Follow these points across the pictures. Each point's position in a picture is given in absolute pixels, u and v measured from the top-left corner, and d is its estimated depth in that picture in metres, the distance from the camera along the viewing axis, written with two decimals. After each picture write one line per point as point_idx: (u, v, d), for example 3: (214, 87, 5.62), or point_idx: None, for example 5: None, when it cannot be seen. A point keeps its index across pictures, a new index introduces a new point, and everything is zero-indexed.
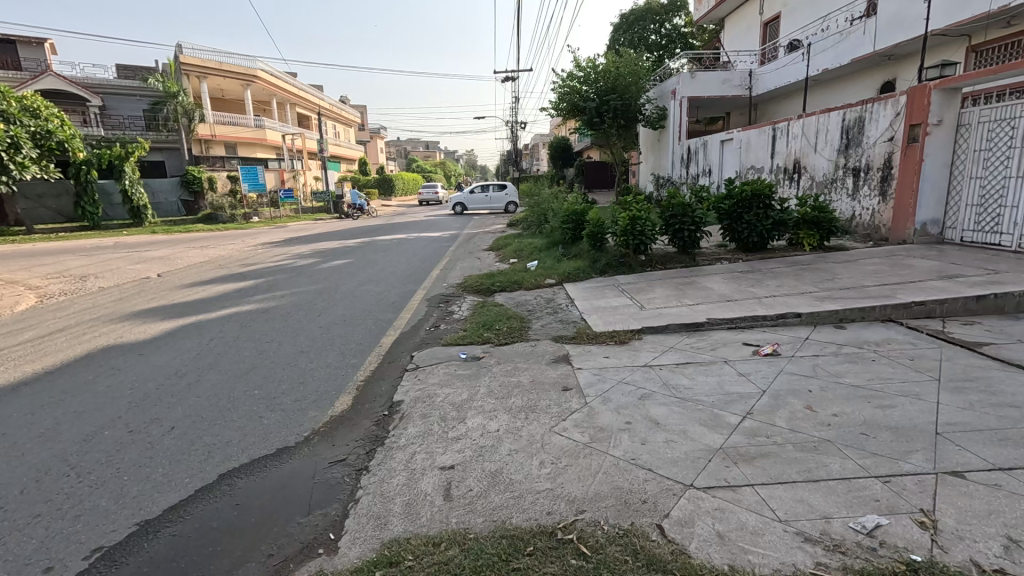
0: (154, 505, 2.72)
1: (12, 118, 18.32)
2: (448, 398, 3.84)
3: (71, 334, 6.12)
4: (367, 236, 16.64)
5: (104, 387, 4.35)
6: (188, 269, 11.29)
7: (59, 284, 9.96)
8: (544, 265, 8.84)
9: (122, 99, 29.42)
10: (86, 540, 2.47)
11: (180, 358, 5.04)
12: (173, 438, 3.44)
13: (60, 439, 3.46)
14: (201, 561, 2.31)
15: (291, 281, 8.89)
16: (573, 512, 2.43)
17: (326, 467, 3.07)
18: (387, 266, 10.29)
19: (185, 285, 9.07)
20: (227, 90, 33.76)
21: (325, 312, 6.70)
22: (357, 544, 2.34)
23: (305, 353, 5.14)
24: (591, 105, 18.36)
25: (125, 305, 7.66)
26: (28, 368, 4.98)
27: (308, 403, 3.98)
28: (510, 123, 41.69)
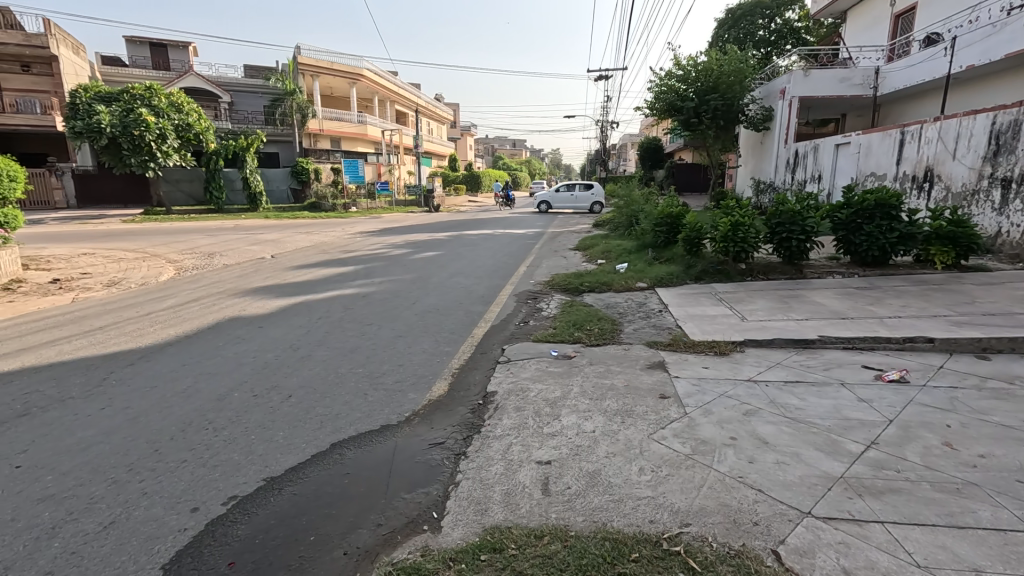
0: (277, 465, 2.99)
1: (161, 112, 21.08)
2: (541, 395, 3.86)
3: (203, 304, 6.90)
4: (455, 230, 17.18)
5: (231, 354, 4.85)
6: (297, 252, 12.33)
7: (192, 259, 11.28)
8: (634, 268, 8.61)
9: (247, 96, 32.66)
10: (224, 488, 2.76)
11: (294, 333, 5.50)
12: (290, 405, 3.76)
13: (198, 396, 3.90)
14: (319, 521, 2.50)
15: (387, 270, 9.37)
16: (678, 524, 2.35)
17: (426, 448, 3.20)
18: (475, 260, 10.57)
19: (295, 267, 9.90)
20: (336, 88, 36.36)
21: (420, 300, 7.02)
22: (459, 526, 2.42)
23: (402, 337, 5.39)
24: (689, 105, 17.62)
25: (246, 282, 8.51)
26: (170, 330, 5.69)
27: (408, 384, 4.18)
28: (601, 123, 41.03)
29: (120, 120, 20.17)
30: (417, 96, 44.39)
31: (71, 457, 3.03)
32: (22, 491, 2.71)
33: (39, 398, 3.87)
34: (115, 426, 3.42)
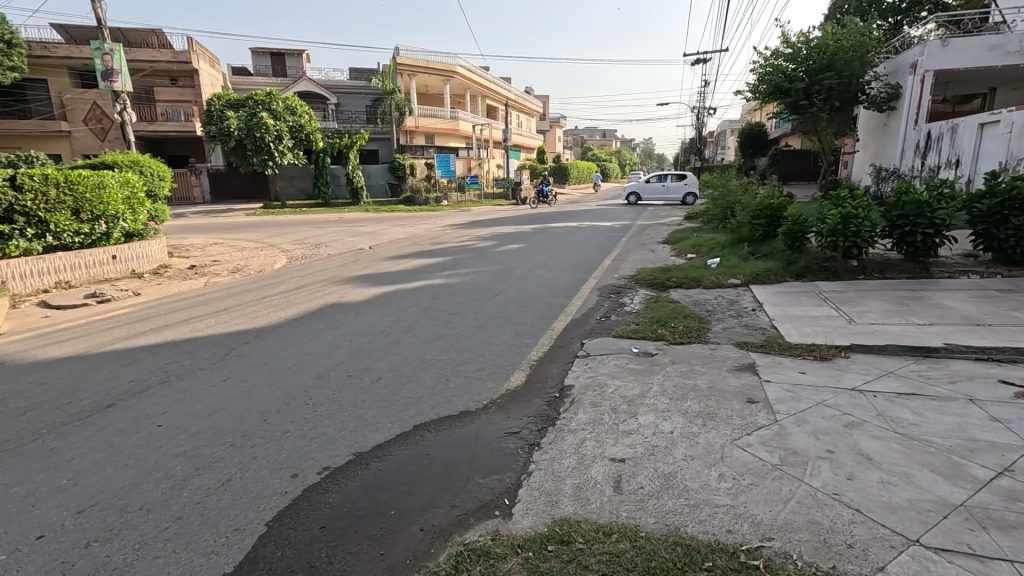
0: (365, 441, 3.23)
1: (278, 115, 23.35)
2: (619, 391, 3.79)
3: (309, 291, 7.59)
4: (541, 222, 17.25)
5: (330, 336, 5.30)
6: (392, 244, 13.10)
7: (302, 249, 12.41)
8: (727, 264, 8.10)
9: (352, 98, 35.05)
10: (319, 459, 3.04)
11: (386, 319, 5.88)
12: (379, 387, 4.04)
13: (301, 374, 4.31)
14: (399, 497, 2.67)
15: (473, 261, 9.66)
16: (759, 536, 2.22)
17: (501, 436, 3.29)
18: (559, 253, 10.56)
19: (389, 258, 10.53)
20: (431, 86, 37.90)
21: (502, 292, 7.17)
22: (529, 515, 2.46)
23: (484, 328, 5.55)
24: (798, 86, 16.11)
25: (346, 271, 9.21)
26: (282, 314, 6.34)
27: (487, 373, 4.31)
28: (697, 109, 38.90)
29: (246, 124, 22.61)
30: (507, 89, 44.96)
31: (199, 421, 3.50)
32: (161, 446, 3.18)
33: (176, 368, 4.50)
34: (234, 396, 3.89)
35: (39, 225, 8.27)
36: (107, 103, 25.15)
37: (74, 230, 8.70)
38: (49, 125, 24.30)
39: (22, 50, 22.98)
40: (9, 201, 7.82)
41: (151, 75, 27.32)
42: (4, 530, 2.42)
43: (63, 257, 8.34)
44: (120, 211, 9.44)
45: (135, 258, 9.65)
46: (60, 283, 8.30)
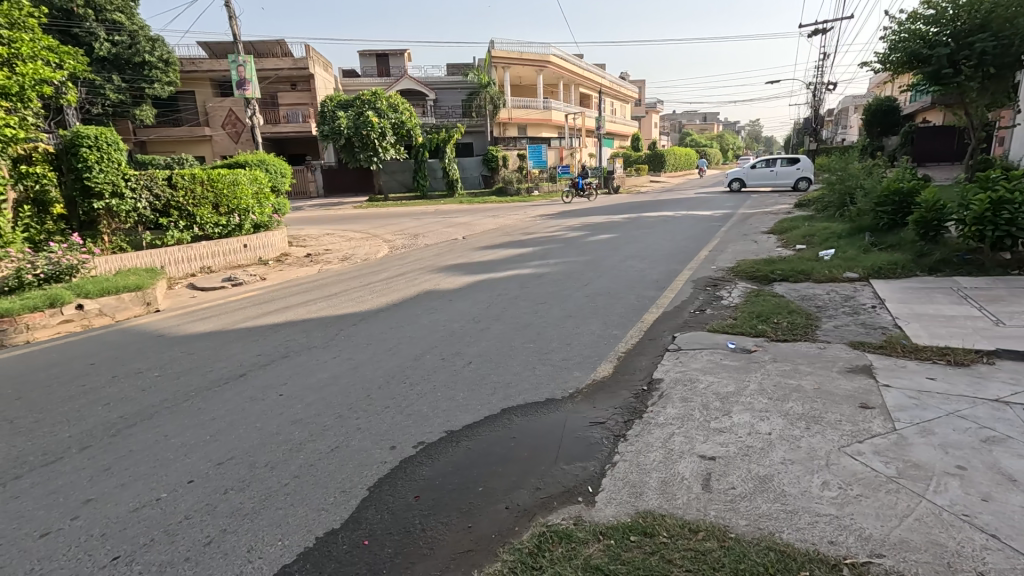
0: (456, 421, 3.41)
1: (382, 113, 24.84)
2: (712, 387, 3.63)
3: (407, 278, 8.08)
4: (634, 212, 16.78)
5: (425, 322, 5.62)
6: (484, 234, 13.48)
7: (402, 239, 13.19)
8: (842, 256, 7.34)
9: (449, 93, 36.31)
10: (415, 434, 3.27)
11: (477, 307, 6.11)
12: (469, 370, 4.23)
13: (400, 355, 4.64)
14: (485, 476, 2.80)
15: (563, 251, 9.67)
16: (867, 551, 2.04)
17: (586, 425, 3.31)
18: (652, 244, 10.23)
19: (481, 248, 10.88)
20: (524, 77, 38.15)
21: (591, 282, 7.12)
22: (612, 504, 2.47)
23: (572, 318, 5.56)
24: (941, 53, 12.89)
25: (441, 260, 9.66)
26: (382, 299, 6.83)
27: (574, 363, 4.33)
28: (814, 86, 35.32)
29: (354, 123, 24.35)
30: (602, 76, 44.02)
31: (313, 392, 3.91)
32: (282, 412, 3.60)
33: (295, 345, 5.04)
34: (342, 372, 4.29)
35: (188, 219, 9.77)
36: (239, 108, 28.38)
37: (215, 222, 10.09)
38: (196, 131, 27.99)
39: (176, 67, 26.35)
40: (166, 197, 9.45)
41: (275, 82, 30.26)
42: (164, 472, 2.91)
43: (206, 245, 9.60)
44: (251, 205, 10.71)
45: (262, 247, 10.75)
46: (204, 269, 9.55)
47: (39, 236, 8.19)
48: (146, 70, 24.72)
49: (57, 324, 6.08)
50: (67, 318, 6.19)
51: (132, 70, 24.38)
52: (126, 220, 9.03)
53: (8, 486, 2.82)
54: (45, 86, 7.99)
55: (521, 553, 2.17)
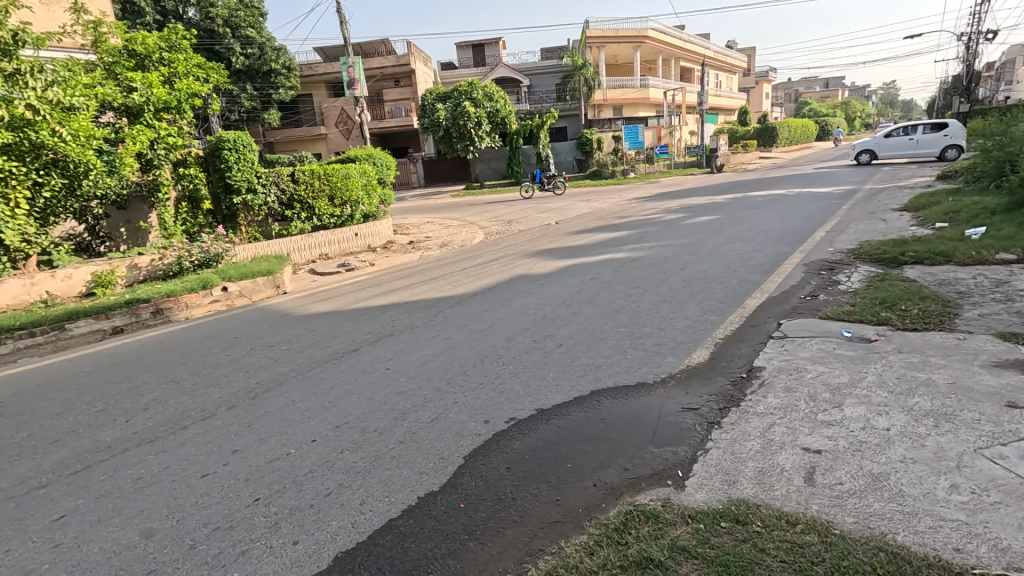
0: (546, 400, 3.51)
1: (478, 102, 25.44)
2: (821, 378, 3.36)
3: (501, 263, 8.31)
4: (739, 191, 15.66)
5: (518, 305, 5.78)
6: (577, 218, 13.39)
7: (496, 226, 13.55)
8: (996, 234, 6.31)
9: (543, 78, 36.23)
10: (507, 410, 3.42)
11: (568, 291, 6.15)
12: (560, 352, 4.30)
13: (494, 335, 4.84)
14: (573, 454, 2.86)
15: (659, 235, 9.33)
16: (1002, 564, 1.81)
17: (678, 410, 3.24)
18: (758, 225, 9.51)
19: (574, 232, 10.83)
20: (621, 55, 36.93)
21: (689, 266, 6.83)
22: (703, 490, 2.42)
23: (667, 302, 5.40)
24: None
25: (534, 245, 9.80)
26: (477, 283, 7.11)
27: (667, 348, 4.23)
28: (967, 37, 30.24)
29: (452, 114, 25.22)
30: (706, 47, 41.27)
31: (415, 368, 4.23)
32: (389, 384, 3.95)
33: (400, 325, 5.47)
34: (440, 350, 4.59)
35: (309, 211, 10.86)
36: (350, 107, 30.70)
37: (330, 213, 11.09)
38: (314, 130, 30.76)
39: (297, 72, 28.95)
40: (290, 191, 10.58)
41: (381, 80, 32.17)
42: (293, 431, 3.34)
43: (324, 234, 10.58)
44: (361, 196, 11.61)
45: (371, 235, 11.59)
46: (322, 256, 10.52)
47: (193, 228, 9.67)
48: (273, 78, 27.48)
49: (209, 303, 7.12)
50: (216, 298, 7.22)
51: (260, 78, 27.23)
52: (259, 212, 10.26)
53: (176, 434, 3.41)
54: (196, 97, 9.23)
55: (607, 529, 2.22)
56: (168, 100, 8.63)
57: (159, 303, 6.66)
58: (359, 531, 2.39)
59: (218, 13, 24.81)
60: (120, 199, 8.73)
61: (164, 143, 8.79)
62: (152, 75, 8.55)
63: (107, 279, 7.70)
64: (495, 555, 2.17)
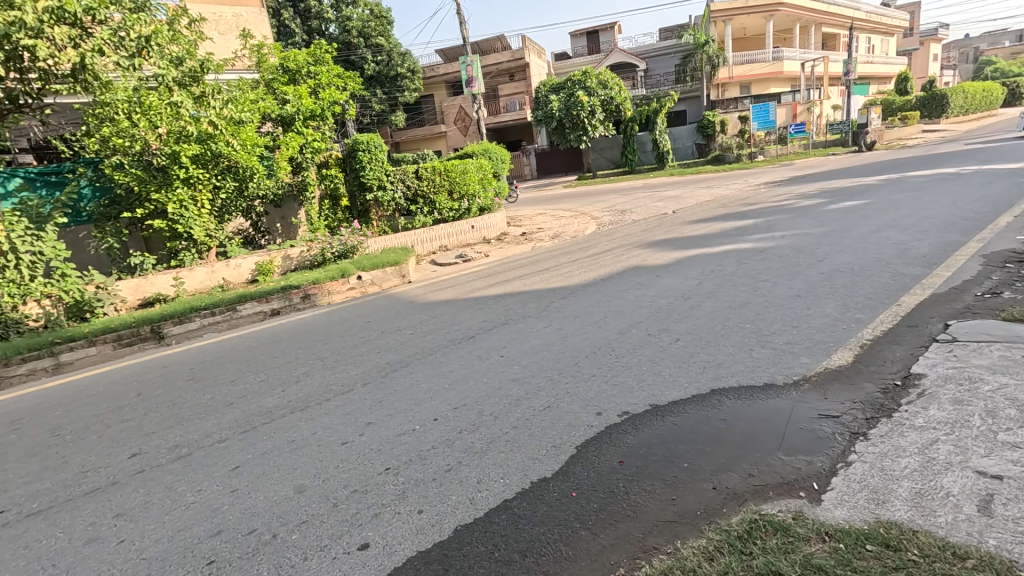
0: (662, 395, 3.39)
1: (592, 91, 25.02)
2: (1003, 391, 2.82)
3: (613, 254, 8.12)
4: (895, 171, 13.60)
5: (632, 296, 5.63)
6: (697, 206, 12.63)
7: (609, 216, 13.27)
8: None
9: (661, 59, 34.52)
10: (620, 403, 3.36)
11: (687, 283, 5.84)
12: (677, 347, 4.12)
13: (606, 327, 4.77)
14: (690, 453, 2.74)
15: (792, 222, 8.45)
16: None
17: (815, 417, 2.93)
18: (919, 209, 8.19)
19: (694, 221, 10.23)
20: (749, 27, 33.90)
21: (829, 257, 6.11)
22: (845, 507, 2.18)
23: (801, 297, 4.90)
24: None
25: (649, 235, 9.44)
26: (589, 274, 7.05)
27: (802, 347, 3.83)
28: None
29: (565, 104, 25.11)
30: (854, 8, 36.27)
31: (528, 357, 4.33)
32: (503, 371, 4.10)
33: (513, 314, 5.62)
34: (553, 340, 4.64)
35: (430, 205, 11.61)
36: (468, 104, 32.01)
37: (450, 207, 11.74)
38: (435, 129, 32.62)
39: (419, 74, 30.82)
40: (414, 188, 11.41)
41: (496, 75, 32.94)
42: (418, 410, 3.61)
43: (444, 226, 11.22)
44: (477, 190, 12.12)
45: (486, 227, 12.03)
46: (442, 247, 11.16)
47: (333, 223, 10.82)
48: (398, 82, 29.58)
49: (346, 290, 7.95)
50: (351, 286, 8.02)
51: (388, 83, 29.53)
52: (388, 207, 11.16)
53: (321, 404, 3.88)
54: (336, 104, 10.31)
55: (729, 535, 2.10)
56: (314, 109, 9.77)
57: (307, 289, 7.59)
58: (476, 507, 2.52)
59: (353, 25, 27.20)
60: (276, 198, 10.02)
61: (311, 147, 9.95)
62: (301, 87, 9.71)
63: (267, 268, 8.87)
64: (607, 548, 2.16)
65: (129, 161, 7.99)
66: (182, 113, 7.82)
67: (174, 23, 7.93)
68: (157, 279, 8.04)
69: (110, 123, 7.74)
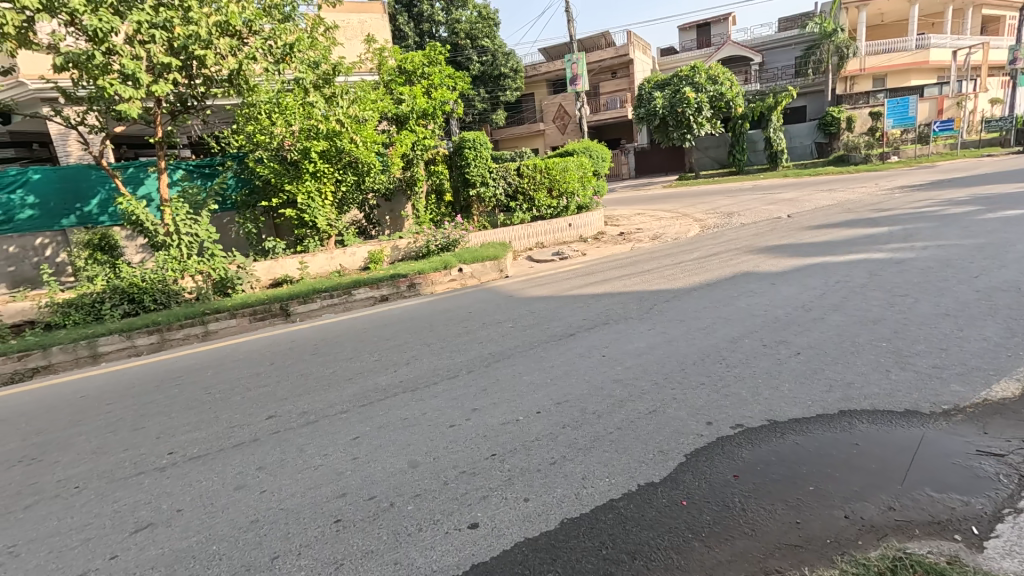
0: (781, 411, 3.16)
1: (700, 87, 23.79)
2: None
3: (722, 258, 7.70)
4: None
5: (744, 304, 5.30)
6: (817, 210, 11.58)
7: (715, 218, 12.59)
8: None
9: (780, 51, 32.01)
10: (733, 415, 3.18)
11: (808, 293, 5.39)
12: (798, 361, 3.82)
13: (716, 334, 4.54)
14: (816, 476, 2.53)
15: (937, 232, 7.45)
16: None
17: (972, 453, 2.57)
18: None
19: (814, 226, 9.38)
20: (889, 12, 30.35)
21: (987, 273, 5.31)
22: (1013, 561, 1.91)
23: (951, 316, 4.31)
24: None
25: (761, 240, 8.83)
26: (695, 278, 6.75)
27: (954, 374, 3.37)
28: None
29: (669, 101, 24.16)
30: None
31: (632, 358, 4.25)
32: (606, 370, 4.06)
33: (614, 314, 5.53)
34: (658, 344, 4.50)
35: (530, 202, 11.75)
36: (568, 103, 31.97)
37: (549, 204, 11.79)
38: (534, 127, 33.03)
39: (521, 74, 31.44)
40: (515, 184, 11.64)
41: (598, 73, 32.50)
42: (521, 401, 3.69)
43: (542, 224, 11.29)
44: (576, 188, 12.06)
45: (583, 225, 11.93)
46: (538, 244, 11.25)
47: (437, 217, 11.32)
48: (501, 81, 30.38)
49: (448, 281, 8.31)
50: (453, 277, 8.38)
51: (492, 83, 30.39)
52: (488, 203, 11.48)
53: (430, 387, 4.10)
54: (445, 103, 10.83)
55: (868, 572, 1.93)
56: (426, 108, 10.30)
57: (413, 278, 8.05)
58: (583, 503, 2.53)
59: (462, 28, 28.08)
60: (387, 192, 10.69)
61: (422, 144, 10.50)
62: (416, 87, 10.30)
63: (377, 256, 9.54)
64: (724, 563, 2.07)
65: (268, 156, 8.98)
66: (314, 112, 8.67)
67: (312, 31, 8.70)
68: (286, 262, 8.95)
69: (254, 122, 8.73)
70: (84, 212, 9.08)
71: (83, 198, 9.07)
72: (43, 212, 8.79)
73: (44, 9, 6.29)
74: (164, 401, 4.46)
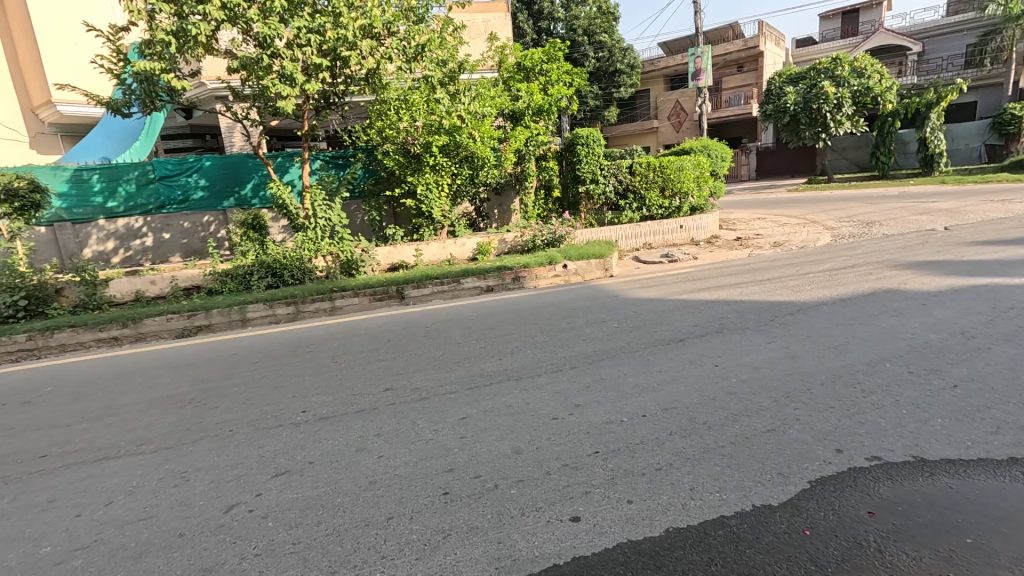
0: (931, 448, 2.78)
1: (842, 80, 21.40)
2: None
3: (859, 272, 6.90)
4: None
5: (885, 324, 4.72)
6: (984, 224, 9.93)
7: (850, 227, 11.31)
8: None
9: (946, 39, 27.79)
10: (869, 445, 2.86)
11: (970, 318, 4.65)
12: (954, 394, 3.32)
13: (849, 355, 4.09)
14: (976, 527, 2.19)
15: None
16: None
17: None
18: None
19: (979, 242, 8.07)
20: None
21: None
22: None
23: None
24: None
25: (908, 254, 7.78)
26: (825, 291, 6.13)
27: None
28: None
29: (803, 97, 21.99)
30: None
31: (749, 371, 3.97)
32: (718, 381, 3.84)
33: (729, 323, 5.21)
34: (779, 358, 4.17)
35: (640, 201, 11.44)
36: (686, 99, 30.51)
37: (660, 204, 11.37)
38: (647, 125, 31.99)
39: (638, 70, 30.60)
40: (626, 182, 11.42)
41: (722, 67, 30.60)
42: (625, 403, 3.61)
43: (651, 224, 10.89)
44: (691, 188, 11.48)
45: (696, 228, 11.33)
46: (646, 244, 10.88)
47: (545, 213, 11.39)
48: (616, 78, 29.81)
49: (552, 277, 8.38)
50: (557, 273, 8.42)
51: (607, 79, 29.92)
52: (596, 201, 11.35)
53: (533, 379, 4.17)
54: (561, 99, 10.84)
55: None
56: (542, 103, 10.40)
57: (518, 271, 8.22)
58: (691, 514, 2.43)
59: (580, 24, 28.13)
60: (498, 186, 10.98)
61: (535, 140, 10.65)
62: (533, 84, 10.43)
63: (485, 248, 9.87)
64: None
65: (394, 149, 9.64)
66: (438, 108, 9.13)
67: (442, 31, 9.15)
68: (403, 249, 9.58)
69: (384, 117, 9.40)
70: (241, 195, 10.45)
71: (241, 182, 10.44)
72: (211, 193, 10.27)
73: (228, 19, 7.34)
74: (299, 366, 5.01)
